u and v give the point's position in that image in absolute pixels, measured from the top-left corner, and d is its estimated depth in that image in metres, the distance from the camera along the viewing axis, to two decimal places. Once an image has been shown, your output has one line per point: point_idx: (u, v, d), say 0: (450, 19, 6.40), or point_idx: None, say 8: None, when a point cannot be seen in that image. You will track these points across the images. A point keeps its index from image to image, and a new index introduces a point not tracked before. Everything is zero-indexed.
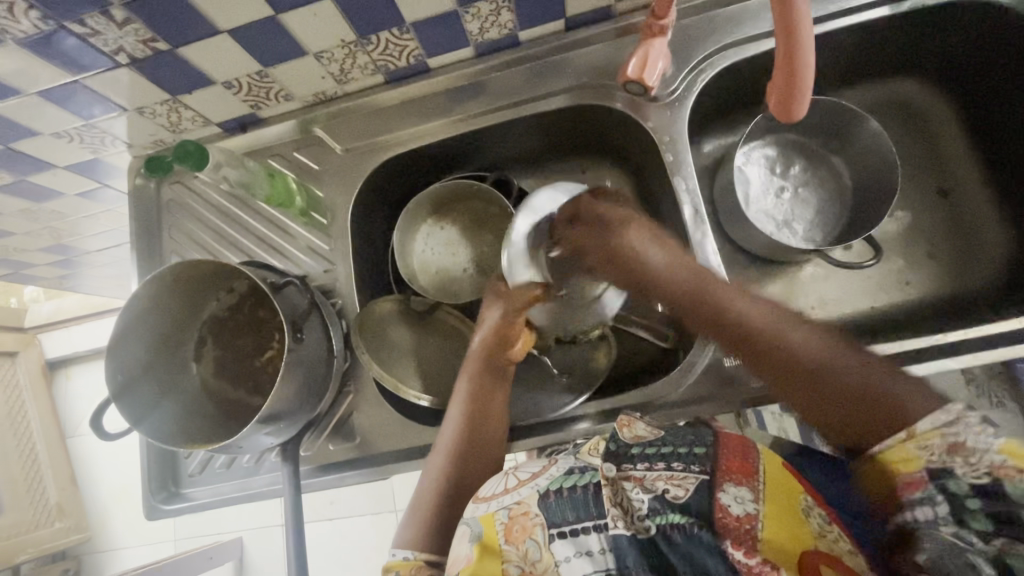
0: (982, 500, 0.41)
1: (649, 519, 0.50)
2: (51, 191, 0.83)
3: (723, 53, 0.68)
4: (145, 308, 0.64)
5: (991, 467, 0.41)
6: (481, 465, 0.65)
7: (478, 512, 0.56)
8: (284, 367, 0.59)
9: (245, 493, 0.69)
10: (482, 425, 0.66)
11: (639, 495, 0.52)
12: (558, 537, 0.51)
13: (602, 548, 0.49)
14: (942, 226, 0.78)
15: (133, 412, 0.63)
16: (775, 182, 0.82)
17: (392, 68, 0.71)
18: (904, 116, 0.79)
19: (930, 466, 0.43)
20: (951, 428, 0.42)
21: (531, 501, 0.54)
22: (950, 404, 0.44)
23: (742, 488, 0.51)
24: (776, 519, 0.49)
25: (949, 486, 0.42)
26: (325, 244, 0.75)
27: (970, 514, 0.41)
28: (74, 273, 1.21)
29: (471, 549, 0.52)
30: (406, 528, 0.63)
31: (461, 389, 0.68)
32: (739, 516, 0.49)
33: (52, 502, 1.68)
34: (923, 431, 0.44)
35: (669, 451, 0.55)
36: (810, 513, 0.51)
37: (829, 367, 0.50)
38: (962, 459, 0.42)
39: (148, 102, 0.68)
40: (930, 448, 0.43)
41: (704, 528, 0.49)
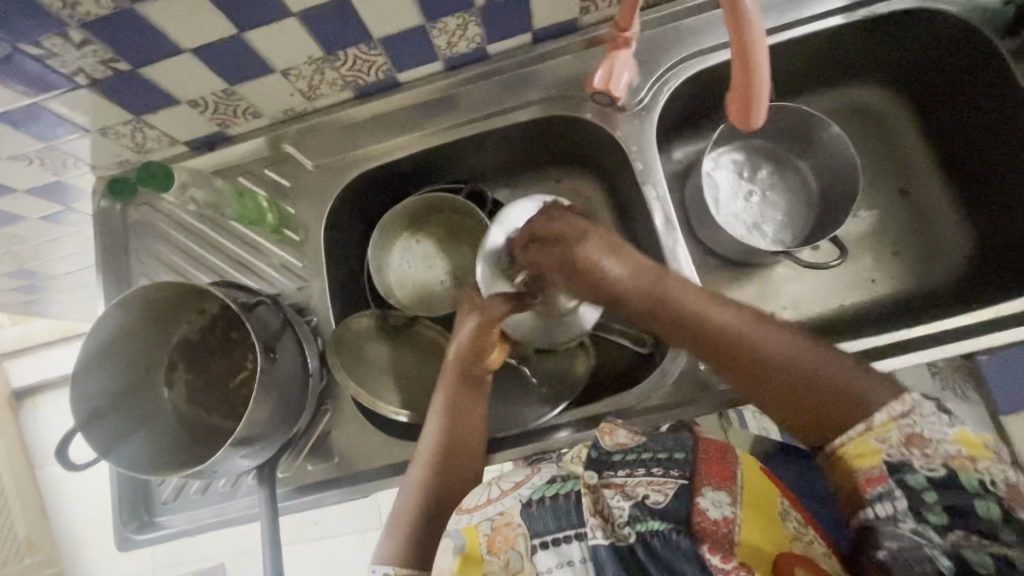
0: (937, 492, 0.44)
1: (630, 526, 0.50)
2: (11, 215, 0.81)
3: (687, 63, 0.70)
4: (111, 331, 0.62)
5: (946, 458, 0.45)
6: (463, 476, 0.64)
7: (461, 523, 0.55)
8: (257, 390, 0.58)
9: (222, 519, 0.67)
10: (462, 433, 0.65)
11: (619, 502, 0.52)
12: (541, 547, 0.52)
13: (582, 557, 0.51)
14: (904, 223, 0.81)
15: (101, 441, 0.61)
16: (743, 186, 0.84)
17: (361, 84, 0.71)
18: (865, 118, 0.82)
19: (891, 459, 0.46)
20: (908, 419, 0.46)
21: (513, 511, 0.54)
22: (906, 397, 0.47)
23: (719, 492, 0.52)
24: (753, 523, 0.50)
25: (908, 480, 0.45)
26: (299, 261, 0.74)
27: (927, 506, 0.43)
28: (39, 298, 1.17)
29: (454, 562, 0.52)
30: (388, 542, 0.62)
31: (438, 399, 0.67)
32: (717, 520, 0.50)
33: (21, 537, 1.61)
34: (881, 423, 0.47)
35: (649, 456, 0.56)
36: (787, 516, 0.52)
37: (800, 369, 0.51)
38: (919, 452, 0.45)
39: (111, 122, 0.66)
40: (889, 441, 0.46)
41: (684, 534, 0.49)
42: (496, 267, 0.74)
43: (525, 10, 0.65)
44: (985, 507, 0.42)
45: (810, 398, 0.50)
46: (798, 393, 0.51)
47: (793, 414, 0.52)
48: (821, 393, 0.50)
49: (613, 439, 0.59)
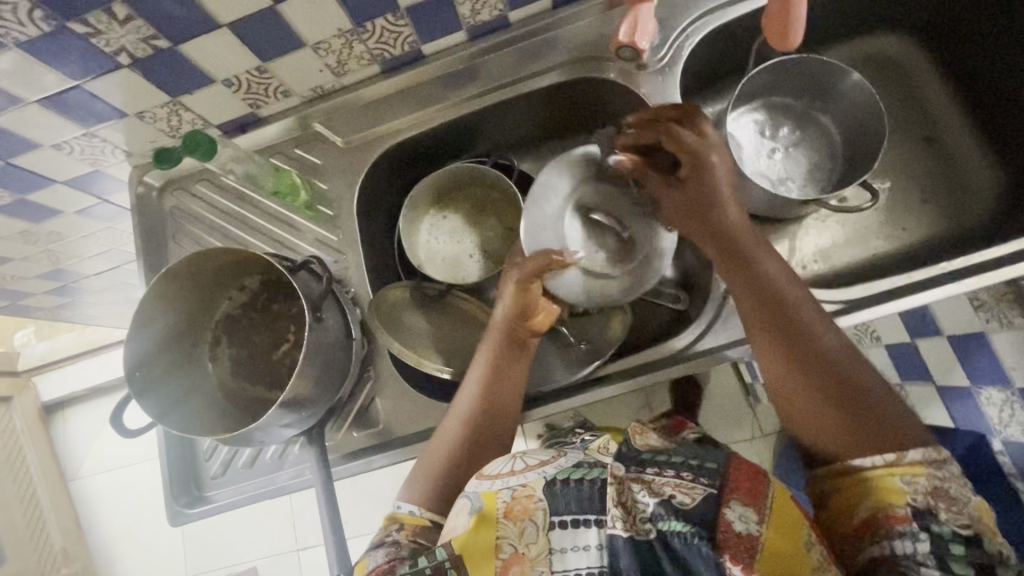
0: (965, 547, 0.43)
1: (652, 523, 0.48)
2: (50, 209, 0.83)
3: (707, 18, 0.71)
4: (158, 304, 0.63)
5: (974, 518, 0.44)
6: (496, 436, 0.65)
7: (480, 487, 0.53)
8: (305, 354, 0.59)
9: (271, 488, 0.68)
10: (498, 391, 0.66)
11: (645, 497, 0.49)
12: (558, 526, 0.49)
13: (599, 544, 0.47)
14: (931, 170, 0.80)
15: (153, 412, 0.62)
16: (766, 144, 0.84)
17: (387, 57, 0.72)
18: (885, 67, 0.82)
19: (915, 503, 0.45)
20: (937, 471, 0.46)
21: (536, 486, 0.52)
22: (942, 451, 0.47)
23: (748, 508, 0.48)
24: (781, 542, 0.46)
25: (934, 527, 0.44)
26: (333, 235, 0.76)
27: (954, 556, 0.42)
28: (71, 301, 1.19)
29: (469, 521, 0.50)
30: (412, 486, 0.62)
31: (481, 356, 0.68)
32: (741, 535, 0.46)
33: (57, 547, 1.64)
34: (910, 463, 0.47)
35: (679, 461, 0.53)
36: (812, 547, 0.46)
37: (870, 391, 0.51)
38: (945, 504, 0.45)
39: (148, 105, 0.68)
40: (915, 485, 0.46)
41: (705, 540, 0.46)
42: (540, 231, 0.74)
43: None
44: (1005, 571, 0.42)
45: (852, 406, 0.50)
46: (851, 399, 0.51)
47: (822, 424, 0.51)
48: (858, 401, 0.51)
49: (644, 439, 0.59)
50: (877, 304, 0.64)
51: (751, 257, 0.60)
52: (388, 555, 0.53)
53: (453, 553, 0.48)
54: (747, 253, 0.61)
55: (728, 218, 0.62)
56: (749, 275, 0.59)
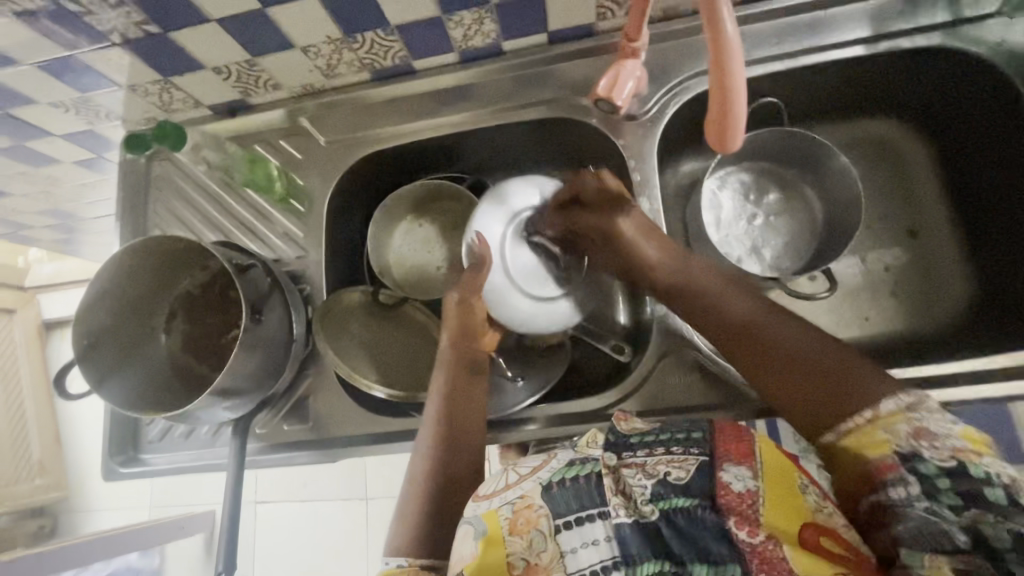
0: (951, 479, 0.43)
1: (652, 503, 0.50)
2: (48, 157, 0.87)
3: (697, 80, 0.71)
4: (114, 277, 0.66)
5: (955, 451, 0.43)
6: (467, 468, 0.64)
7: (479, 510, 0.53)
8: (239, 350, 0.62)
9: (200, 463, 0.71)
10: (461, 415, 0.66)
11: (641, 481, 0.51)
12: (563, 527, 0.50)
13: (607, 536, 0.49)
14: (907, 264, 0.79)
15: (95, 375, 0.66)
16: (747, 209, 0.84)
17: (377, 67, 0.74)
18: (880, 152, 0.81)
19: (901, 450, 0.45)
20: (915, 414, 0.45)
21: (535, 494, 0.52)
22: (913, 391, 0.47)
23: (741, 467, 0.50)
24: (774, 499, 0.48)
25: (919, 467, 0.44)
26: (301, 231, 0.77)
27: (940, 490, 0.43)
28: (71, 238, 1.25)
29: (476, 546, 0.50)
30: (393, 538, 0.61)
31: (436, 390, 0.68)
32: (741, 492, 0.49)
33: (34, 459, 1.73)
34: (888, 414, 0.46)
35: (667, 437, 0.54)
36: (806, 488, 0.49)
37: (820, 358, 0.51)
38: (927, 443, 0.44)
39: (141, 80, 0.71)
40: (898, 433, 0.45)
41: (707, 509, 0.49)
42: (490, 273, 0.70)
43: (540, 11, 0.66)
44: (992, 491, 0.41)
45: (821, 390, 0.50)
46: (813, 379, 0.51)
47: (808, 413, 0.50)
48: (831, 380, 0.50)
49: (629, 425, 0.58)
50: None
51: (686, 287, 0.62)
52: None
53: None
54: (679, 284, 0.63)
55: (660, 268, 0.65)
56: (698, 304, 0.61)
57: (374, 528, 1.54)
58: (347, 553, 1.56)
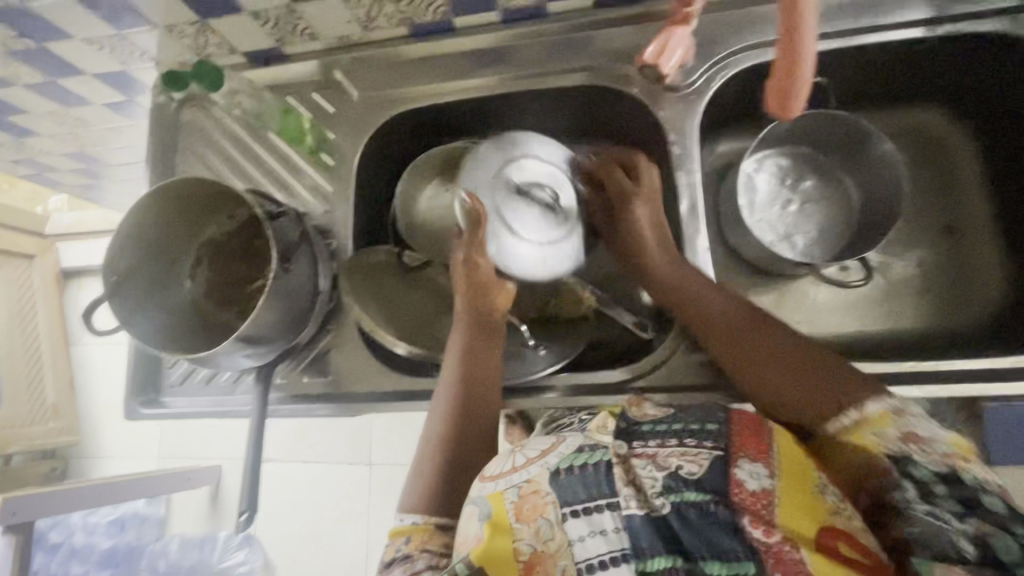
0: (947, 486, 0.43)
1: (664, 496, 0.44)
2: (79, 97, 0.86)
3: (746, 54, 0.68)
4: (143, 217, 0.65)
5: (947, 457, 0.45)
6: (484, 426, 0.64)
7: (485, 491, 0.49)
8: (266, 295, 0.62)
9: (220, 409, 0.72)
10: (477, 378, 0.65)
11: (651, 472, 0.46)
12: (570, 515, 0.45)
13: (616, 528, 0.44)
14: (941, 260, 0.77)
15: (121, 313, 0.65)
16: (782, 194, 0.82)
17: (416, 22, 0.73)
18: (924, 144, 0.78)
19: (891, 452, 0.46)
20: (903, 418, 0.48)
21: (542, 480, 0.48)
22: (892, 398, 0.50)
23: (757, 464, 0.45)
24: (792, 497, 0.43)
25: (912, 470, 0.44)
26: (329, 185, 0.77)
27: (937, 495, 0.42)
28: (95, 184, 1.25)
29: (481, 529, 0.46)
30: (408, 495, 0.60)
31: (453, 350, 0.67)
32: (755, 492, 0.43)
33: (48, 403, 1.76)
34: (876, 418, 0.49)
35: (680, 427, 0.49)
36: (827, 490, 0.45)
37: (809, 366, 0.55)
38: (918, 447, 0.46)
39: (178, 20, 0.70)
40: (886, 436, 0.47)
41: (721, 505, 0.44)
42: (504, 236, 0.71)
43: None
44: (990, 500, 0.41)
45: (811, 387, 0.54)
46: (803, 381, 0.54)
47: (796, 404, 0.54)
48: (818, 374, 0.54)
49: (640, 410, 0.54)
50: None
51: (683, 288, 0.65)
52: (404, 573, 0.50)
53: (473, 566, 0.43)
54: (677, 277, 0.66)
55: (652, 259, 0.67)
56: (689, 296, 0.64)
57: (376, 493, 1.56)
58: (348, 517, 1.58)
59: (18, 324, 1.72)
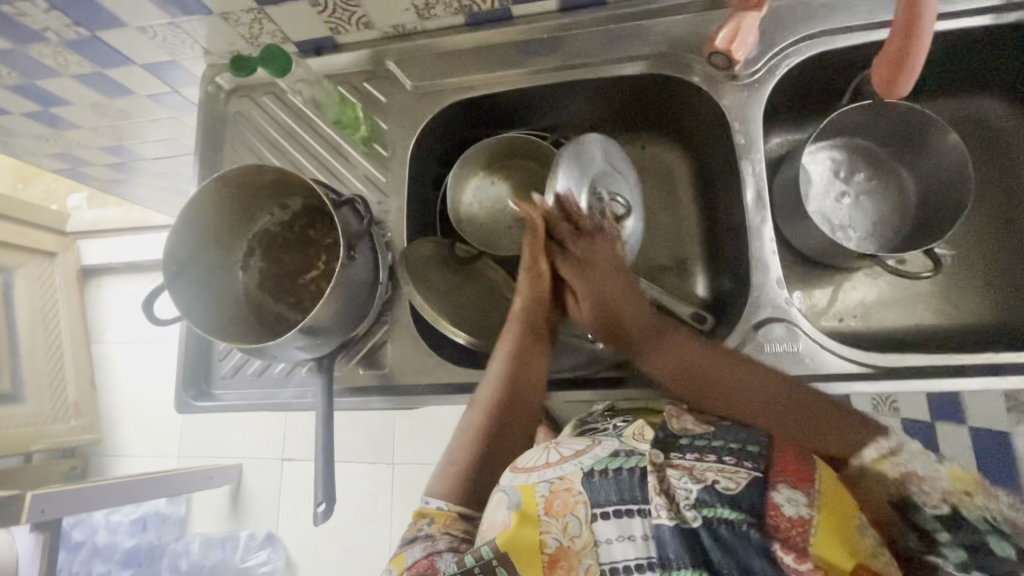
0: (950, 532, 0.41)
1: (695, 509, 0.45)
2: (123, 88, 0.85)
3: (811, 41, 0.67)
4: (201, 206, 0.66)
5: (945, 494, 0.42)
6: (519, 428, 0.62)
7: (517, 480, 0.50)
8: (331, 287, 0.61)
9: (273, 402, 0.71)
10: (525, 382, 0.63)
11: (686, 484, 0.47)
12: (601, 517, 0.46)
13: (644, 534, 0.45)
14: (1001, 254, 0.76)
15: (181, 302, 0.65)
16: (837, 186, 0.80)
17: (474, 11, 0.72)
18: (983, 136, 0.77)
19: (892, 499, 0.44)
20: (896, 458, 0.45)
21: (575, 478, 0.49)
22: (892, 438, 0.48)
23: (796, 491, 0.45)
24: (828, 537, 0.42)
25: (918, 520, 0.43)
26: (382, 176, 0.76)
27: (943, 545, 0.41)
28: (125, 179, 1.24)
29: (508, 517, 0.46)
30: (435, 480, 0.59)
31: (501, 351, 0.65)
32: (792, 519, 0.43)
33: (70, 400, 1.75)
34: (872, 460, 0.46)
35: (720, 444, 0.50)
36: (866, 531, 0.43)
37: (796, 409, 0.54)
38: (917, 487, 0.43)
39: (235, 9, 0.69)
40: (882, 479, 0.45)
41: (754, 527, 0.44)
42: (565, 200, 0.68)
43: None
44: (998, 543, 0.40)
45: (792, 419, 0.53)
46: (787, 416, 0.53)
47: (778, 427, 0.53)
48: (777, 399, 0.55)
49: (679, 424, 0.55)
50: (911, 377, 0.62)
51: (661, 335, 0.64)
52: (425, 550, 0.50)
53: (500, 550, 0.44)
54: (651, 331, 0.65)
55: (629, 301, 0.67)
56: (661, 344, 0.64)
57: (400, 493, 1.54)
58: (370, 516, 1.55)
59: (39, 322, 1.71)
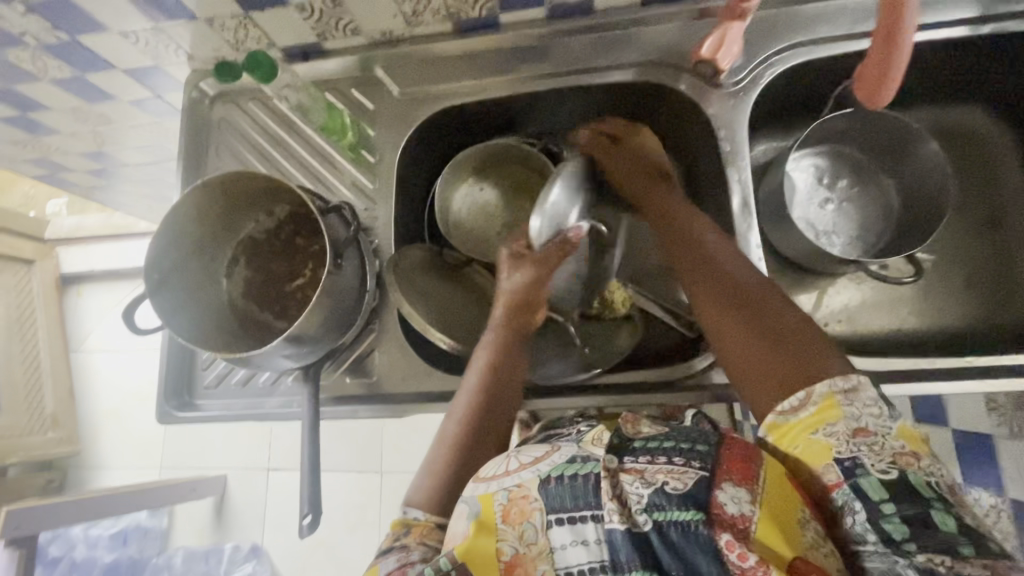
0: (894, 503, 0.40)
1: (647, 513, 0.43)
2: (104, 93, 0.84)
3: (795, 51, 0.69)
4: (189, 215, 0.65)
5: (895, 455, 0.42)
6: (495, 434, 0.61)
7: (476, 491, 0.48)
8: (318, 294, 0.60)
9: (257, 412, 0.70)
10: (502, 387, 0.63)
11: (638, 488, 0.44)
12: (556, 523, 0.44)
13: (599, 538, 0.43)
14: (983, 257, 0.77)
15: (164, 311, 0.63)
16: (821, 192, 0.82)
17: (462, 18, 0.72)
18: (963, 142, 0.79)
19: (841, 457, 0.43)
20: (852, 412, 0.44)
21: (531, 486, 0.46)
22: (852, 380, 0.47)
23: (740, 489, 0.42)
24: (768, 527, 0.41)
25: (861, 482, 0.41)
26: (370, 182, 0.75)
27: (884, 517, 0.39)
28: (107, 185, 1.22)
29: (467, 527, 0.45)
30: (412, 492, 0.58)
31: (477, 360, 0.65)
32: (734, 517, 0.42)
33: (47, 412, 1.71)
34: (824, 407, 0.46)
35: (671, 445, 0.47)
36: (805, 525, 0.42)
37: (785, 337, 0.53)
38: (867, 446, 0.43)
39: (220, 14, 0.68)
40: (836, 433, 0.44)
41: (702, 526, 0.42)
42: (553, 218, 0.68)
43: None
44: (940, 515, 0.38)
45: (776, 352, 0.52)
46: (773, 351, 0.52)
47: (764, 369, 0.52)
48: (765, 322, 0.55)
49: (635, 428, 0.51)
50: (897, 381, 0.63)
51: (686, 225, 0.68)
52: (399, 562, 0.48)
53: (456, 560, 0.43)
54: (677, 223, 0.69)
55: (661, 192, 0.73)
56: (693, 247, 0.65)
57: (388, 502, 1.53)
58: (358, 525, 1.53)
59: (16, 331, 1.66)
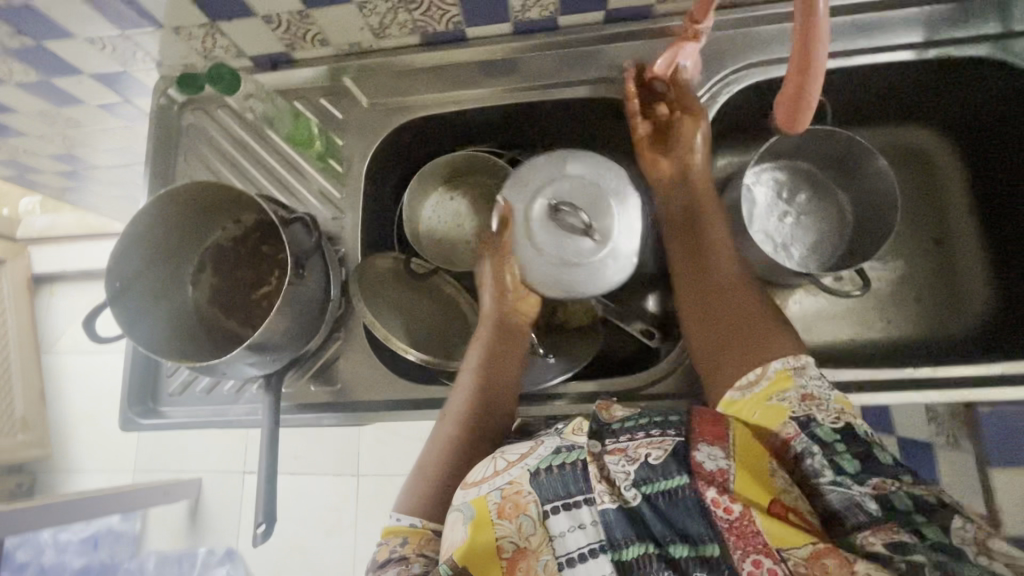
0: (844, 442, 0.47)
1: (636, 488, 0.44)
2: (72, 97, 0.84)
3: (750, 71, 0.71)
4: (152, 224, 0.65)
5: (838, 412, 0.49)
6: (490, 434, 0.63)
7: (468, 497, 0.48)
8: (279, 303, 0.61)
9: (221, 419, 0.70)
10: (493, 388, 0.65)
11: (623, 466, 0.45)
12: (552, 512, 0.45)
13: (594, 520, 0.44)
14: (928, 272, 0.81)
15: (124, 318, 0.64)
16: (779, 206, 0.84)
17: (430, 31, 0.73)
18: (914, 159, 0.82)
19: (795, 416, 0.49)
20: (801, 381, 0.52)
21: (523, 480, 0.46)
22: (800, 359, 0.54)
23: (714, 448, 0.46)
24: (746, 480, 0.45)
25: (816, 430, 0.48)
26: (337, 192, 0.76)
27: (839, 453, 0.47)
28: (77, 186, 1.21)
29: (463, 532, 0.45)
30: (408, 496, 0.60)
31: (470, 364, 0.67)
32: (714, 473, 0.44)
33: (17, 414, 1.68)
34: (778, 379, 0.53)
35: (644, 420, 0.49)
36: (774, 471, 0.46)
37: (751, 324, 0.59)
38: (816, 407, 0.50)
39: (187, 23, 0.69)
40: (788, 399, 0.51)
41: (689, 491, 0.44)
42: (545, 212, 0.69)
43: None
44: (880, 451, 0.47)
45: (738, 336, 0.59)
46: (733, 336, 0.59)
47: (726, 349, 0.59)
48: (737, 315, 0.60)
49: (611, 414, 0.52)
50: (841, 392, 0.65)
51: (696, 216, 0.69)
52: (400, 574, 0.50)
53: (456, 564, 0.44)
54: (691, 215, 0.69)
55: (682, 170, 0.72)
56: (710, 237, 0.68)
57: (364, 507, 1.53)
58: (334, 530, 1.53)
59: None
